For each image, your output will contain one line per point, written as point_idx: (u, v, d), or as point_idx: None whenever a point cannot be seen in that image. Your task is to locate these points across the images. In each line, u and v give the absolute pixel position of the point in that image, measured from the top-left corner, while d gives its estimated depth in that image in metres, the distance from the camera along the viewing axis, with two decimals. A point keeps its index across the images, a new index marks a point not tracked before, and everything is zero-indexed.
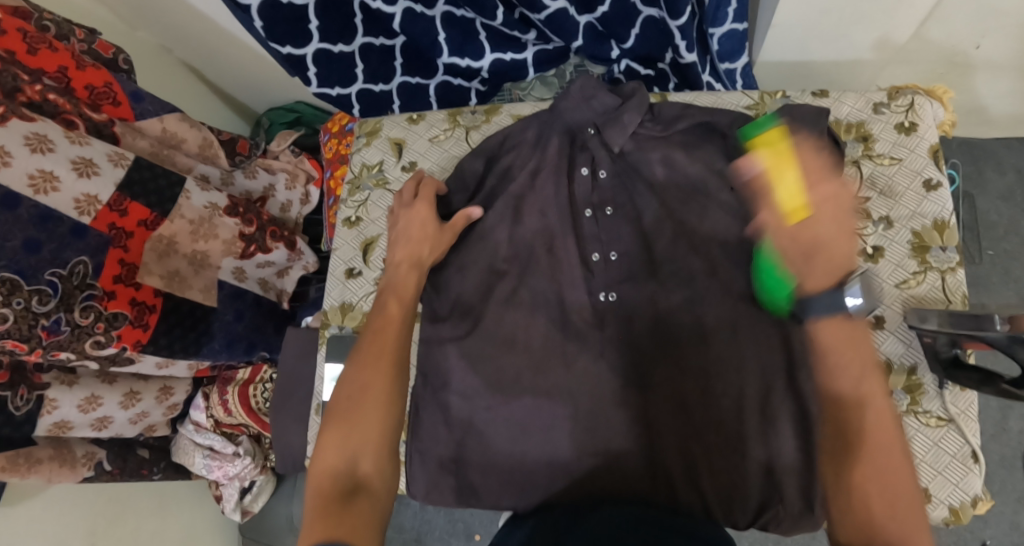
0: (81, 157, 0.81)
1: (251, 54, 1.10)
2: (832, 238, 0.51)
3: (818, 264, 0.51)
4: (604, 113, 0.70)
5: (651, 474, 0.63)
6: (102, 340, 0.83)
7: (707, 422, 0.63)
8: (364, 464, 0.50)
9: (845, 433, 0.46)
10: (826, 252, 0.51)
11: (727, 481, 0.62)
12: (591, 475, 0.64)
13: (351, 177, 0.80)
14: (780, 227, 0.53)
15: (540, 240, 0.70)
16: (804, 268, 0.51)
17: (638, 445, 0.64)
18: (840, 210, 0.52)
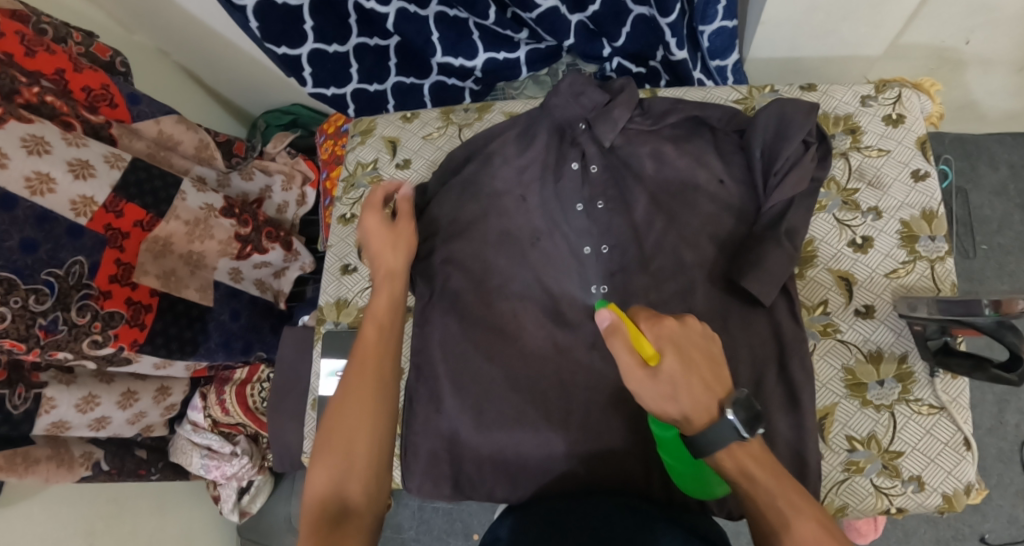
0: (79, 159, 0.81)
1: (246, 57, 1.10)
2: (696, 371, 0.45)
3: (693, 391, 0.45)
4: (594, 108, 0.71)
5: (644, 464, 0.63)
6: (99, 339, 0.84)
7: None
8: (352, 489, 0.48)
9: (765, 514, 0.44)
10: (695, 383, 0.45)
11: None
12: (587, 468, 0.64)
13: (346, 175, 0.80)
14: (632, 375, 0.45)
15: (534, 234, 0.70)
16: (653, 393, 0.45)
17: (632, 437, 0.64)
18: (685, 342, 0.46)
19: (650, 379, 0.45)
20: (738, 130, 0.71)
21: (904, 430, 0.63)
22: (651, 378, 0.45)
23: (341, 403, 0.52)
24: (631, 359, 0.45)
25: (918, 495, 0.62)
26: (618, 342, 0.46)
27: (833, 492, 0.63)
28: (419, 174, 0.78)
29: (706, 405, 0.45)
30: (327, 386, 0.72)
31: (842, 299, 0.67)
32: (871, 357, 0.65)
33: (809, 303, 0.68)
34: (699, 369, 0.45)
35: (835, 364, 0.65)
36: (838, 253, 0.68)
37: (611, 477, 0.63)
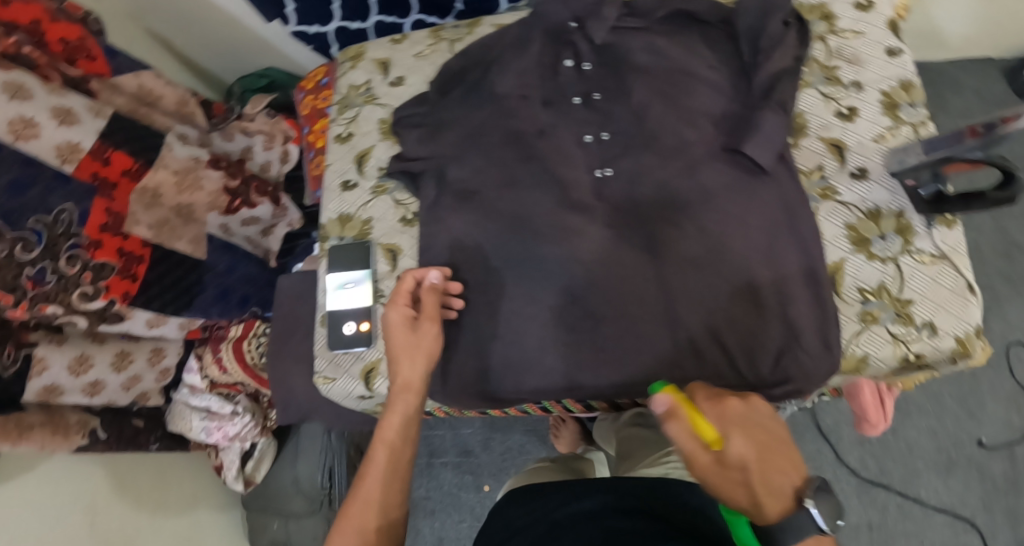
0: (62, 107, 0.80)
1: (223, 17, 1.09)
2: (771, 455, 0.45)
3: (769, 478, 0.44)
4: (585, 5, 0.71)
5: (673, 341, 0.63)
6: (90, 292, 0.81)
7: (718, 276, 0.64)
8: None
9: None
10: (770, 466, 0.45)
11: (748, 337, 0.63)
12: (616, 344, 0.64)
13: (339, 98, 0.80)
14: (699, 460, 0.45)
15: (539, 127, 0.69)
16: (723, 479, 0.44)
17: (656, 313, 0.64)
18: (753, 426, 0.46)
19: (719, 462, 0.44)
20: (723, 18, 0.73)
21: (912, 279, 0.66)
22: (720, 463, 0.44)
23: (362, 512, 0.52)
24: (695, 447, 0.45)
25: (933, 340, 0.64)
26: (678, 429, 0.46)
27: (851, 343, 0.65)
28: (413, 88, 0.77)
29: (783, 496, 0.44)
30: (336, 299, 0.71)
31: (838, 163, 0.70)
32: (869, 214, 0.68)
33: (807, 169, 0.70)
34: (772, 453, 0.45)
35: (839, 223, 0.67)
36: (828, 123, 0.71)
37: (642, 353, 0.64)
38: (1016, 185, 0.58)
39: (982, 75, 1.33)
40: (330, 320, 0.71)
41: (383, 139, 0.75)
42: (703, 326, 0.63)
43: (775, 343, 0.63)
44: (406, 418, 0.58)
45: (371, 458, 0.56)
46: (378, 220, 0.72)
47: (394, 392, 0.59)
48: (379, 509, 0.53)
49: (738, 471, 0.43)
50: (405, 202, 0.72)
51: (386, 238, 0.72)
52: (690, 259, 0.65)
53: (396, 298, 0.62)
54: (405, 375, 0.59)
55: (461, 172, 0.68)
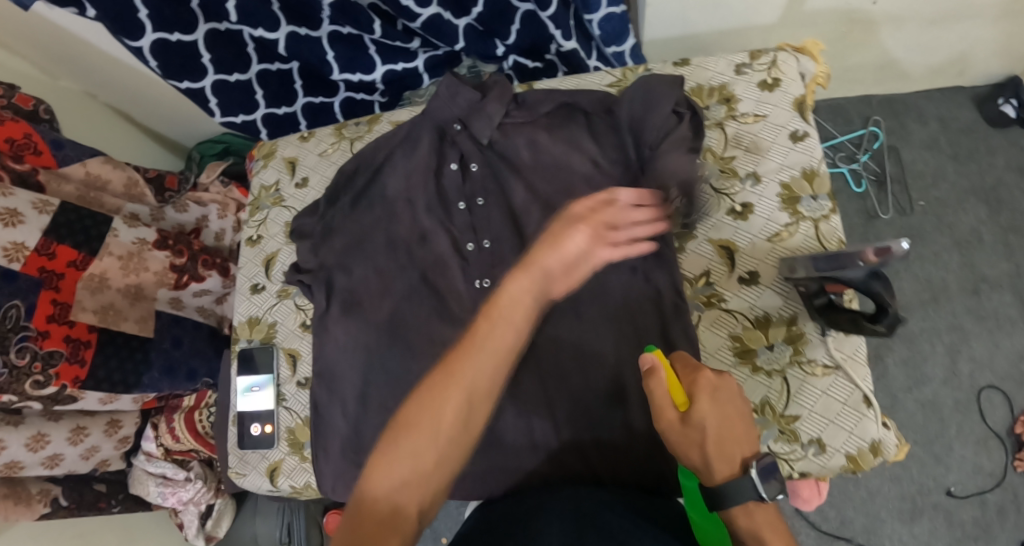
0: (7, 208, 0.86)
1: (168, 92, 1.15)
2: (737, 421, 0.47)
3: (723, 446, 0.46)
4: (466, 107, 0.72)
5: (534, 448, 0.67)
6: (41, 379, 0.87)
7: (584, 386, 0.65)
8: (406, 498, 0.43)
9: None
10: (728, 438, 0.47)
11: (615, 444, 0.64)
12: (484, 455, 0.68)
13: (252, 199, 0.83)
14: (665, 416, 0.47)
15: (422, 234, 0.71)
16: (682, 437, 0.47)
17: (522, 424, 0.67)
18: (723, 393, 0.47)
19: (685, 422, 0.46)
20: (609, 108, 0.71)
21: (799, 393, 0.64)
22: (685, 423, 0.46)
23: (432, 386, 0.46)
24: (665, 404, 0.47)
25: (820, 457, 0.63)
26: (654, 382, 0.48)
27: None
28: (316, 189, 0.79)
29: (728, 462, 0.46)
30: (245, 402, 0.74)
31: (725, 267, 0.69)
32: (757, 323, 0.67)
33: (691, 275, 0.70)
34: (739, 425, 0.47)
35: (722, 333, 0.67)
36: (718, 224, 0.70)
37: (514, 465, 0.66)
38: (888, 320, 0.55)
39: (949, 102, 1.29)
40: (240, 420, 0.74)
41: (287, 243, 0.79)
42: (569, 436, 0.65)
43: (642, 456, 0.63)
44: (529, 294, 0.50)
45: (476, 331, 0.48)
46: (281, 323, 0.76)
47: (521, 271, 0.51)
48: (474, 388, 0.46)
49: (700, 432, 0.46)
50: (305, 307, 0.76)
51: (287, 342, 0.75)
52: (554, 373, 0.66)
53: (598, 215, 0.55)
54: (532, 298, 0.51)
55: (348, 281, 0.72)
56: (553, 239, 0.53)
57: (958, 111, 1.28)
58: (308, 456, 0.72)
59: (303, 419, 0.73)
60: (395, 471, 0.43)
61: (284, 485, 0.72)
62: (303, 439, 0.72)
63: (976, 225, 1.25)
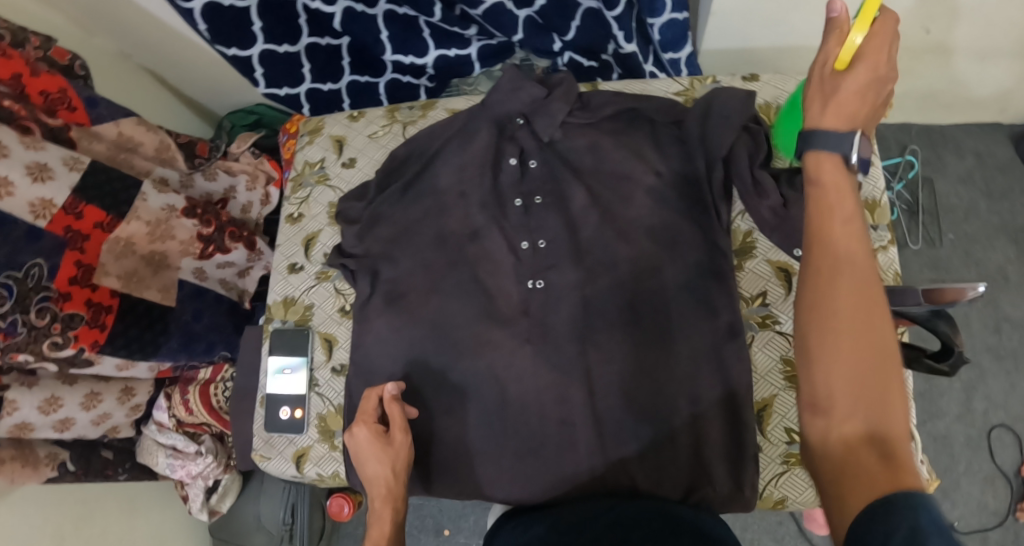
0: (37, 163, 0.84)
1: (209, 58, 1.16)
2: (856, 102, 0.43)
3: (841, 113, 0.43)
4: (530, 102, 0.71)
5: (577, 459, 0.63)
6: (60, 341, 0.85)
7: (632, 400, 0.63)
8: None
9: (815, 350, 0.38)
10: (859, 105, 0.43)
11: (656, 455, 0.62)
12: (522, 463, 0.65)
13: (294, 175, 0.81)
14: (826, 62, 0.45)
15: (474, 230, 0.69)
16: (820, 96, 0.44)
17: (563, 433, 0.64)
18: (882, 79, 0.44)
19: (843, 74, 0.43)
20: (676, 120, 0.70)
21: None
22: (842, 75, 0.44)
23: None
24: (833, 54, 0.44)
25: None
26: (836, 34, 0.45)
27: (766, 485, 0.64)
28: (363, 172, 0.77)
29: (846, 122, 0.43)
30: (275, 383, 0.73)
31: (782, 290, 0.68)
32: None
33: (747, 294, 0.69)
34: (862, 117, 0.43)
35: (774, 356, 0.66)
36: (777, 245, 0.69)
37: (551, 477, 0.64)
38: (953, 362, 0.58)
39: (987, 138, 1.28)
40: (268, 403, 0.72)
41: (330, 224, 0.77)
42: (612, 448, 0.63)
43: (684, 470, 0.62)
44: (381, 459, 0.61)
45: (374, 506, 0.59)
46: (318, 307, 0.75)
47: (362, 453, 0.61)
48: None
49: (848, 86, 0.43)
50: (344, 292, 0.74)
51: (324, 327, 0.74)
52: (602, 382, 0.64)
53: (363, 418, 0.62)
54: (381, 483, 0.60)
55: (393, 271, 0.70)
56: (359, 460, 0.62)
57: (996, 147, 1.28)
58: (338, 444, 0.71)
59: (336, 406, 0.72)
60: None
61: (311, 472, 0.71)
62: (334, 427, 0.71)
63: (1004, 264, 1.24)
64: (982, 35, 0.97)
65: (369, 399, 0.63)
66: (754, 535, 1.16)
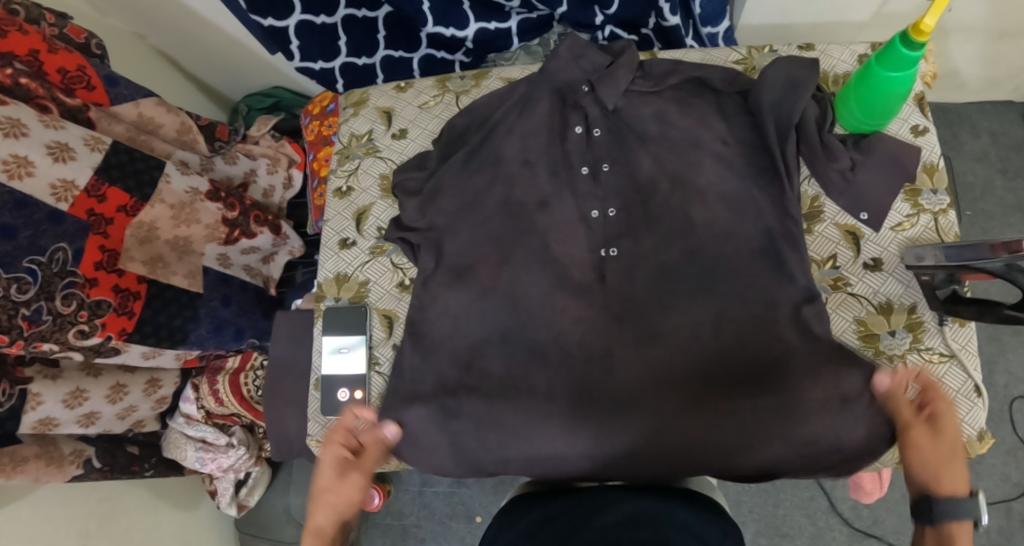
0: (57, 142, 0.79)
1: (223, 38, 1.11)
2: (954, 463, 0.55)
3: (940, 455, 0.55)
4: (594, 71, 0.69)
5: (660, 428, 0.60)
6: (86, 329, 0.81)
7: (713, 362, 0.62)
8: None
9: None
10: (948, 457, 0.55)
11: (743, 420, 0.60)
12: (598, 438, 0.61)
13: (341, 147, 0.79)
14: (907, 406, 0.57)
15: (541, 199, 0.68)
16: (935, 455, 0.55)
17: (642, 400, 0.61)
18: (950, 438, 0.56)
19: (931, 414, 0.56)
20: (740, 91, 0.69)
21: None
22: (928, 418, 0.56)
23: None
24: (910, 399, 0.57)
25: None
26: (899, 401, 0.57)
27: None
28: (416, 143, 0.76)
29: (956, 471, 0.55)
30: (331, 364, 0.70)
31: (851, 253, 0.68)
32: (879, 309, 0.66)
33: (818, 257, 0.69)
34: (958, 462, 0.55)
35: (847, 318, 0.67)
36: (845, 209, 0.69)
37: (633, 449, 0.60)
38: None
39: (1000, 117, 1.28)
40: (324, 386, 0.70)
41: (383, 197, 0.75)
42: (694, 417, 0.60)
43: (770, 434, 0.59)
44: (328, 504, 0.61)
45: None
46: (374, 283, 0.72)
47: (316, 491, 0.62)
48: None
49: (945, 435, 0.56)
50: (402, 266, 0.72)
51: (381, 303, 0.72)
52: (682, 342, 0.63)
53: (338, 438, 0.63)
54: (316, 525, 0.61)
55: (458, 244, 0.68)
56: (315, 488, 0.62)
57: (1011, 127, 1.27)
58: None
59: None
60: None
61: None
62: None
63: None
64: (1011, 13, 0.97)
65: (345, 424, 0.65)
66: (787, 512, 1.16)
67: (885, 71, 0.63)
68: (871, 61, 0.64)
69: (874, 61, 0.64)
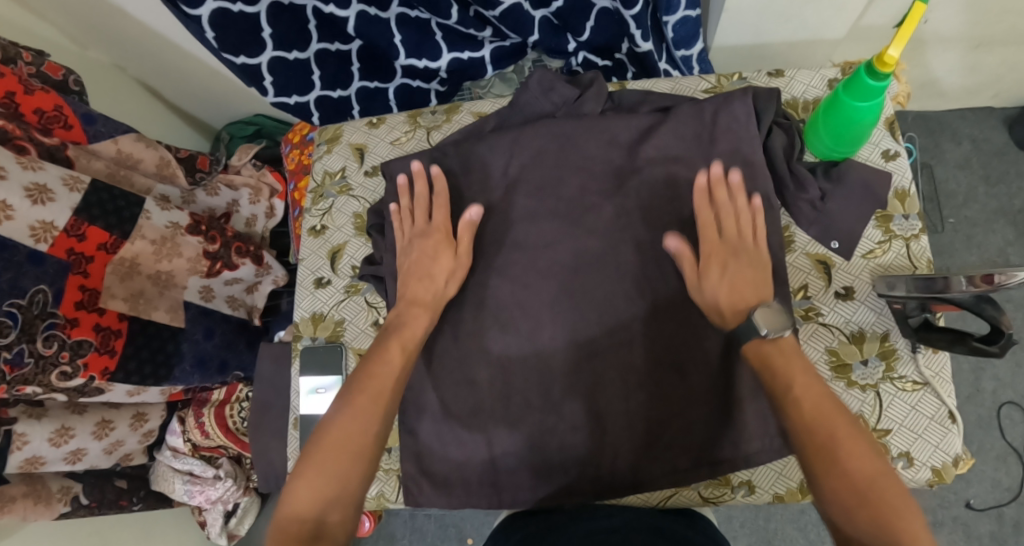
0: (36, 183, 0.79)
1: (203, 68, 1.12)
2: (738, 290, 0.58)
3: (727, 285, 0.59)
4: (562, 104, 0.72)
5: (624, 444, 0.63)
6: (69, 370, 0.81)
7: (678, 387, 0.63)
8: (332, 516, 0.48)
9: (808, 445, 0.46)
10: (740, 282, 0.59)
11: (704, 442, 0.62)
12: (564, 457, 0.64)
13: (314, 186, 0.79)
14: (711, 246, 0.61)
15: (511, 237, 0.69)
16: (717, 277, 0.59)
17: (607, 421, 0.64)
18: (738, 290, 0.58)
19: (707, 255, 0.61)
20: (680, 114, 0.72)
21: (890, 408, 0.65)
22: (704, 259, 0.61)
23: (337, 441, 0.52)
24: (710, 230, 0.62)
25: (908, 471, 0.63)
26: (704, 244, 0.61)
27: (786, 474, 0.64)
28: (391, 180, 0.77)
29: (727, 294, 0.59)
30: (309, 404, 0.71)
31: (823, 283, 0.69)
32: (853, 338, 0.66)
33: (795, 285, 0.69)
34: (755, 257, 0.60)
35: (820, 348, 0.67)
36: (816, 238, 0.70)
37: (597, 467, 0.64)
38: (1004, 343, 0.54)
39: (982, 123, 1.27)
40: (302, 425, 0.70)
41: (356, 235, 0.76)
42: (655, 437, 0.63)
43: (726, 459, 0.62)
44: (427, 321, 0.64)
45: (385, 346, 0.61)
46: (350, 322, 0.73)
47: (413, 300, 0.65)
48: (380, 427, 0.54)
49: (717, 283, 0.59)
50: (376, 305, 0.73)
51: (357, 342, 0.72)
52: (641, 358, 0.64)
53: (427, 211, 0.69)
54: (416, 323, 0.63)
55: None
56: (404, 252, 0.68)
57: (992, 132, 1.27)
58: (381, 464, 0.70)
59: None
60: (308, 494, 0.49)
61: None
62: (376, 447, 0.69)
63: (1005, 246, 1.22)
64: (985, 26, 0.97)
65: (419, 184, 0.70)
66: (778, 525, 1.16)
67: (853, 101, 0.62)
68: (839, 89, 0.63)
69: (842, 89, 0.63)
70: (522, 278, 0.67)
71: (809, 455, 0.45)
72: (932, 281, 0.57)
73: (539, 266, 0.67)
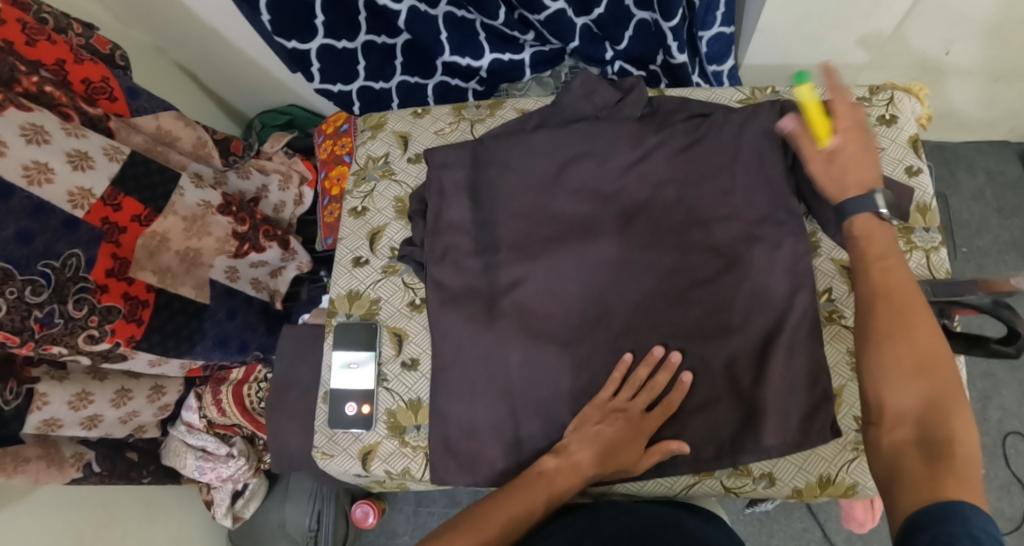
0: (78, 150, 0.81)
1: (243, 57, 1.15)
2: (857, 167, 0.57)
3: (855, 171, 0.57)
4: (603, 106, 0.74)
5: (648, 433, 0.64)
6: (96, 335, 0.82)
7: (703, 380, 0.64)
8: None
9: (887, 323, 0.49)
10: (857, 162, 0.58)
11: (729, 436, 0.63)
12: None
13: (357, 169, 0.82)
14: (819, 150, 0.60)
15: (549, 227, 0.71)
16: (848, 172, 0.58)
17: None
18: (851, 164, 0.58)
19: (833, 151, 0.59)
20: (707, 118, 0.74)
21: None
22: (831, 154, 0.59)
23: (474, 519, 0.57)
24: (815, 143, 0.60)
25: None
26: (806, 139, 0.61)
27: (807, 467, 0.65)
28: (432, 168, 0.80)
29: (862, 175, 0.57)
30: (340, 378, 0.72)
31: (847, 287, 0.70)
32: None
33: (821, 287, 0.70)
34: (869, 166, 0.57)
35: (842, 351, 0.68)
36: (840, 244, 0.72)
37: None
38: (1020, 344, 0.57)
39: (996, 157, 1.32)
40: (333, 399, 0.72)
41: (396, 218, 0.78)
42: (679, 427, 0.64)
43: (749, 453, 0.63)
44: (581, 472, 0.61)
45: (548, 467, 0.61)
46: (385, 301, 0.75)
47: (585, 458, 0.61)
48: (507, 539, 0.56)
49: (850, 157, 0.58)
50: (413, 286, 0.75)
51: (392, 321, 0.74)
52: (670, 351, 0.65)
53: (634, 379, 0.63)
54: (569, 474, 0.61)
55: (457, 278, 0.71)
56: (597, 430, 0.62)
57: (1006, 166, 1.31)
58: (409, 441, 0.70)
59: (406, 402, 0.72)
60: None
61: (379, 470, 0.70)
62: (405, 423, 0.71)
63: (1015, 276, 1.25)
64: (1007, 60, 1.01)
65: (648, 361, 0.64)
66: (781, 542, 1.16)
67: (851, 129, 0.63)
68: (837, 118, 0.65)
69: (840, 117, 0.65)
70: (556, 268, 0.69)
71: (883, 337, 0.48)
72: (957, 285, 0.62)
73: (572, 256, 0.68)
